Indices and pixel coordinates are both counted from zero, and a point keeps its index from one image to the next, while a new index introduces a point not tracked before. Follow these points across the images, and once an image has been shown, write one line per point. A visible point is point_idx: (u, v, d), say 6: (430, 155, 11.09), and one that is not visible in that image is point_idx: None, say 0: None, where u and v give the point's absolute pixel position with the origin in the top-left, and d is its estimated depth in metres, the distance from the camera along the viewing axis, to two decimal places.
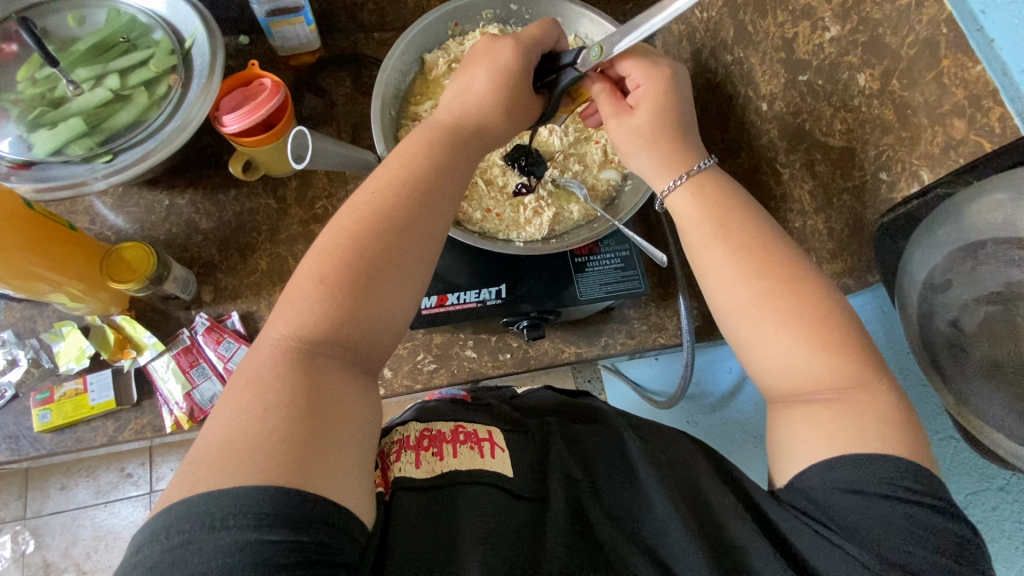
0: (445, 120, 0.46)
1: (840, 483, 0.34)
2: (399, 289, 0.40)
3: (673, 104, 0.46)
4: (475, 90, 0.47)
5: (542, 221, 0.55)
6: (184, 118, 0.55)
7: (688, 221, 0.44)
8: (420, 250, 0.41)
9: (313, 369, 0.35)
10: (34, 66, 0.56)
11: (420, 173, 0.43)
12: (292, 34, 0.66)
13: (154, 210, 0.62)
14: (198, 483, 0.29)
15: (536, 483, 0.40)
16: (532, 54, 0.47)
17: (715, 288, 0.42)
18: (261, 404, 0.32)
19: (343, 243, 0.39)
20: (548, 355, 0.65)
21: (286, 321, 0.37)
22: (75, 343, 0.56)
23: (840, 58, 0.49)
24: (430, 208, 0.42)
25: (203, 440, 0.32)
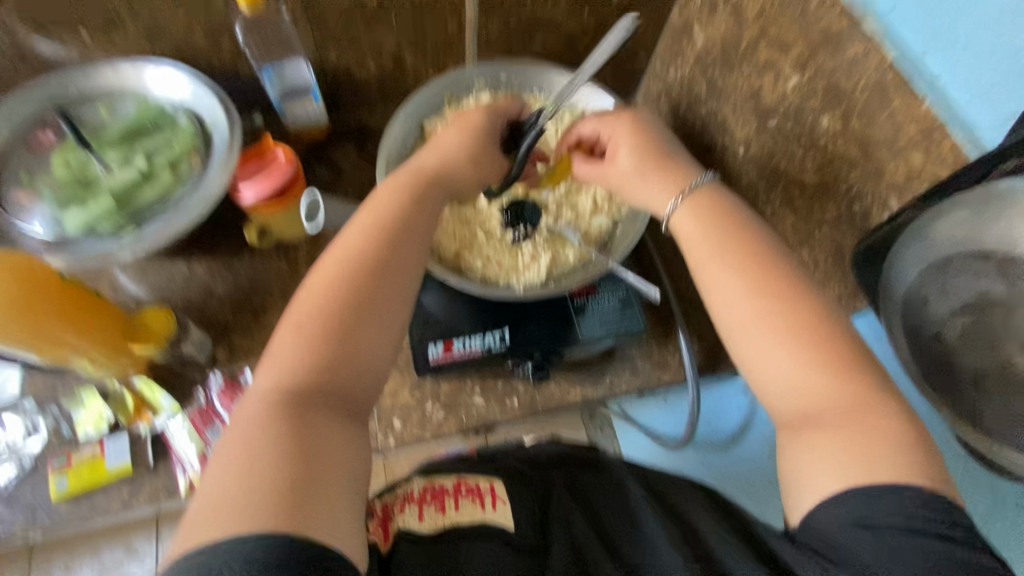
0: (415, 168, 0.51)
1: (852, 518, 0.34)
2: (377, 327, 0.42)
3: (648, 143, 0.51)
4: (448, 144, 0.52)
5: (540, 266, 0.58)
6: (205, 193, 0.60)
7: (692, 237, 0.46)
8: (395, 290, 0.44)
9: (298, 416, 0.37)
10: (68, 150, 0.61)
11: (391, 223, 0.46)
12: (302, 112, 0.72)
13: (172, 277, 0.65)
14: (196, 537, 0.31)
15: (535, 532, 0.41)
16: (498, 120, 0.55)
17: (724, 309, 0.43)
18: (248, 456, 0.34)
19: (319, 293, 0.42)
20: (555, 399, 0.66)
21: (270, 373, 0.39)
22: (94, 410, 0.58)
23: (803, 103, 0.54)
24: (401, 253, 0.45)
25: (198, 496, 0.34)
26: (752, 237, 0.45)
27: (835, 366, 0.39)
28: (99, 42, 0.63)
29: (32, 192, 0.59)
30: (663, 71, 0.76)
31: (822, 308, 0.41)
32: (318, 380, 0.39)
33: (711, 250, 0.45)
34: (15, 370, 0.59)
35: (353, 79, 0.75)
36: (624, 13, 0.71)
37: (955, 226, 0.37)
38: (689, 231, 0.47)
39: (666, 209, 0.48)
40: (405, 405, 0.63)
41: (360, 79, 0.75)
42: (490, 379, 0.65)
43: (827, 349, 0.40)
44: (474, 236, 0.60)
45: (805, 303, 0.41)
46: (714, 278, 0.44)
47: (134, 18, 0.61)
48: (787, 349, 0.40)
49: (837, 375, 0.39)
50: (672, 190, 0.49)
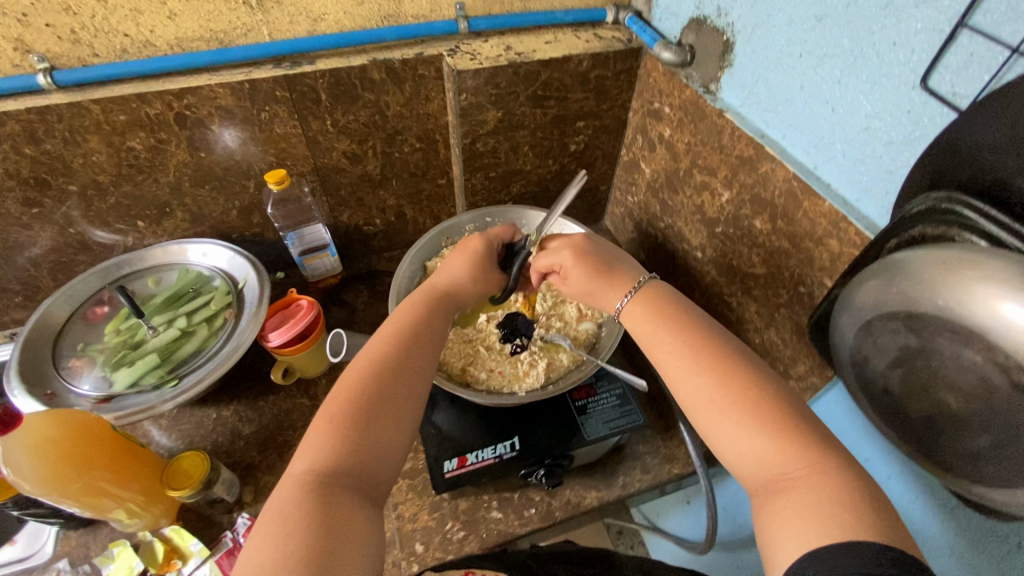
0: (431, 287, 0.62)
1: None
2: (394, 418, 0.49)
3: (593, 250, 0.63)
4: (455, 267, 0.63)
5: (538, 371, 0.64)
6: (237, 341, 0.68)
7: (644, 328, 0.57)
8: (410, 389, 0.52)
9: (325, 495, 0.43)
10: (121, 319, 0.71)
11: (407, 333, 0.56)
12: (320, 265, 0.84)
13: (202, 424, 0.70)
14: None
15: None
16: (496, 242, 0.66)
17: (687, 391, 0.50)
18: (284, 531, 0.41)
19: (347, 388, 0.50)
20: (571, 504, 0.67)
21: (305, 458, 0.46)
22: (125, 562, 0.59)
23: (738, 211, 0.65)
24: (415, 357, 0.54)
25: (240, 567, 0.39)
26: (694, 326, 0.54)
27: (779, 426, 0.45)
28: (152, 229, 0.76)
29: (87, 358, 0.67)
30: (623, 197, 0.90)
31: (762, 379, 0.48)
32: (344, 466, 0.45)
33: (660, 335, 0.55)
34: (53, 529, 0.62)
35: (363, 233, 0.88)
36: (581, 158, 0.86)
37: (867, 294, 0.43)
38: (641, 317, 0.57)
39: (618, 306, 0.59)
40: (426, 526, 0.65)
41: (369, 233, 0.89)
42: (506, 491, 0.68)
43: (772, 411, 0.46)
44: (476, 352, 0.67)
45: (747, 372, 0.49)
46: (667, 360, 0.53)
47: (183, 207, 0.75)
48: (730, 419, 0.47)
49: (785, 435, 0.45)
50: (622, 291, 0.60)
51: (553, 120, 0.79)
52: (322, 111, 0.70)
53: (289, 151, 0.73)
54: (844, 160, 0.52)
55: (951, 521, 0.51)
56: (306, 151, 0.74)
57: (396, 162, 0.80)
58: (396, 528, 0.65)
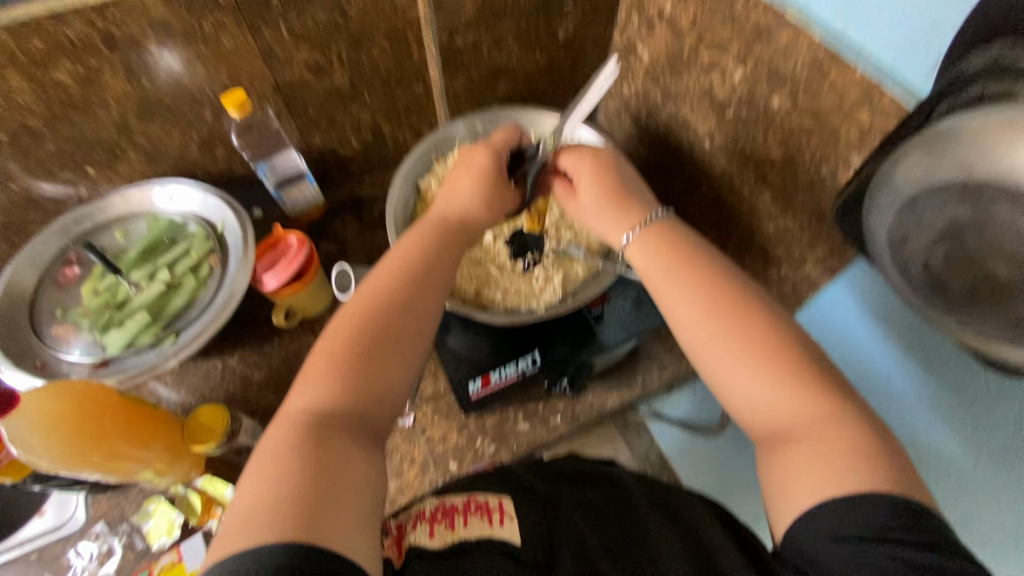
0: (431, 216, 0.57)
1: (828, 532, 0.38)
2: (396, 360, 0.47)
3: (607, 171, 0.57)
4: (458, 186, 0.58)
5: (554, 286, 0.63)
6: (231, 288, 0.64)
7: (645, 266, 0.53)
8: (412, 328, 0.49)
9: (322, 437, 0.41)
10: (96, 278, 0.65)
11: (406, 264, 0.52)
12: (300, 196, 0.78)
13: (210, 375, 0.68)
14: (229, 545, 0.35)
15: (542, 549, 0.44)
16: (503, 153, 0.59)
17: (695, 336, 0.49)
18: (278, 471, 0.38)
19: (346, 326, 0.47)
20: (594, 409, 0.69)
21: (302, 396, 0.44)
22: (164, 517, 0.60)
23: (753, 91, 0.60)
24: (414, 290, 0.50)
25: (233, 509, 0.37)
26: (706, 266, 0.51)
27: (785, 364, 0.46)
28: (105, 174, 0.67)
29: (70, 324, 0.62)
30: (618, 88, 0.83)
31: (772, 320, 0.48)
32: (344, 409, 0.44)
33: (666, 276, 0.51)
34: (80, 495, 0.61)
35: (340, 156, 0.81)
36: (571, 46, 0.77)
37: (911, 168, 0.41)
38: (642, 261, 0.54)
39: (623, 243, 0.55)
40: (457, 446, 0.66)
41: (346, 156, 0.81)
42: (530, 403, 0.68)
43: (792, 359, 0.46)
44: (488, 273, 0.64)
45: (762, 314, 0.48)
46: (676, 299, 0.50)
47: (135, 145, 0.66)
48: (746, 366, 0.46)
49: (802, 385, 0.45)
50: (629, 225, 0.55)
51: (538, 4, 0.70)
52: (274, 14, 0.60)
53: (243, 68, 0.64)
54: (885, 15, 0.47)
55: (968, 385, 0.52)
56: (263, 66, 0.65)
57: (366, 71, 0.71)
58: (427, 452, 0.66)
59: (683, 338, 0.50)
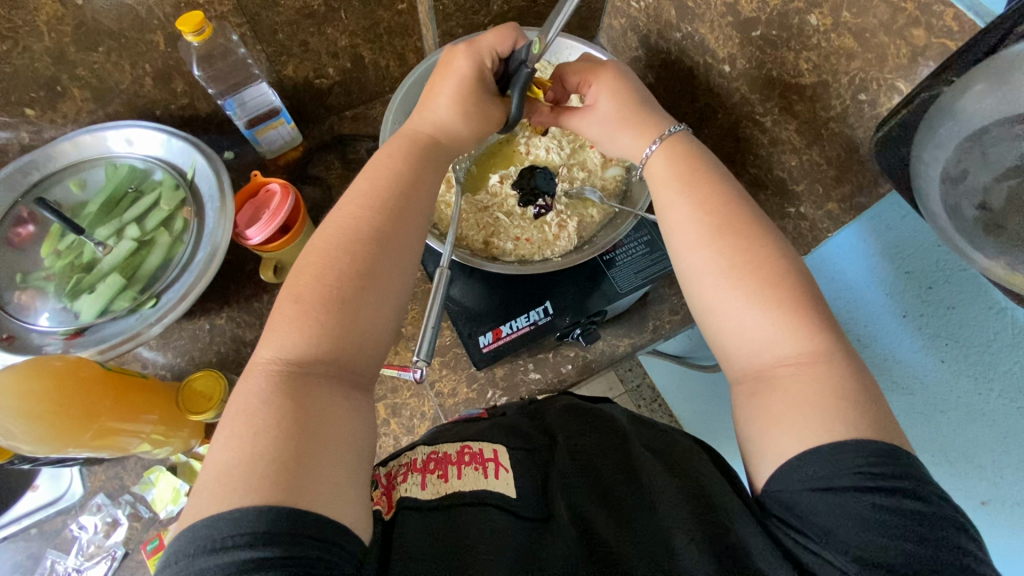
0: (420, 131, 0.52)
1: (809, 481, 0.36)
2: (375, 307, 0.43)
3: (626, 88, 0.53)
4: (440, 107, 0.52)
5: (569, 233, 0.58)
6: (211, 244, 0.57)
7: (660, 177, 0.50)
8: (393, 271, 0.44)
9: (299, 389, 0.37)
10: (55, 238, 0.58)
11: (390, 198, 0.47)
12: (276, 136, 0.69)
13: (197, 337, 0.64)
14: (204, 506, 0.32)
15: (541, 503, 0.41)
16: (490, 60, 0.51)
17: (689, 261, 0.46)
18: (251, 430, 0.35)
19: (315, 264, 0.42)
20: (606, 355, 0.66)
21: (270, 345, 0.40)
22: (168, 485, 0.57)
23: (787, 6, 0.53)
24: (397, 226, 0.46)
25: (207, 467, 0.34)
26: (705, 183, 0.48)
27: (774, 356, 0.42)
28: (48, 116, 0.59)
29: (34, 289, 0.56)
30: (625, 4, 0.75)
31: None
32: (320, 358, 0.39)
33: (679, 188, 0.48)
34: (74, 468, 0.58)
35: (316, 89, 0.72)
36: None
37: (977, 100, 0.38)
38: (661, 170, 0.50)
39: (644, 154, 0.52)
40: (467, 398, 0.64)
41: (322, 87, 0.72)
42: (540, 352, 0.66)
43: (810, 324, 0.41)
44: (496, 220, 0.59)
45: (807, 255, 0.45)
46: (674, 202, 0.48)
47: (78, 81, 0.57)
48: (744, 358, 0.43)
49: (819, 355, 0.40)
50: (650, 136, 0.52)
51: None
52: None
53: None
54: None
55: (990, 323, 0.51)
56: None
57: None
58: (437, 406, 0.64)
59: (687, 280, 0.47)
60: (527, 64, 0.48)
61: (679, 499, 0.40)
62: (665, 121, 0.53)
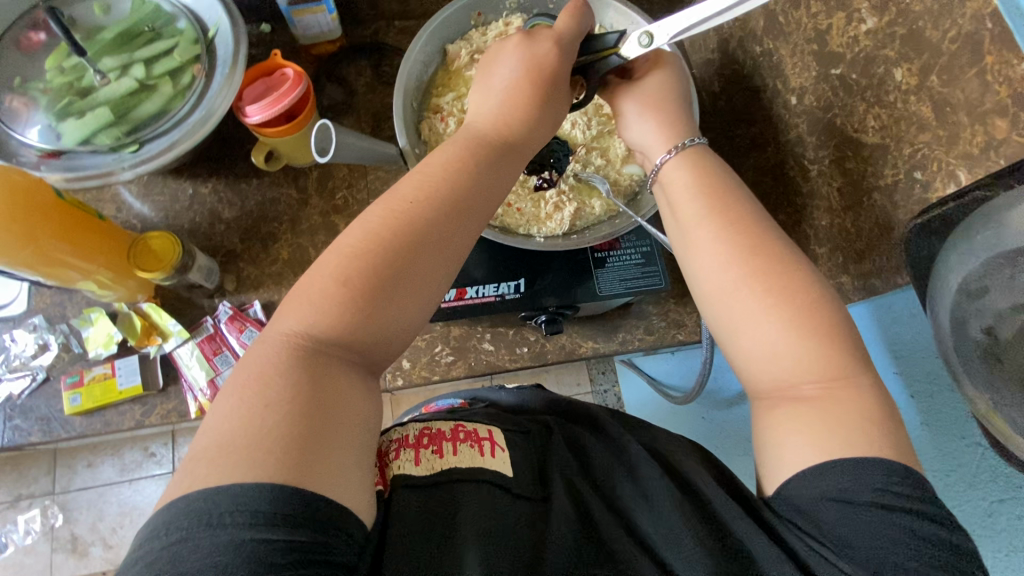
0: (484, 131, 0.44)
1: (831, 492, 0.34)
2: (415, 296, 0.38)
3: (670, 89, 0.50)
4: (509, 84, 0.45)
5: (563, 217, 0.54)
6: (208, 108, 0.56)
7: (680, 188, 0.46)
8: (447, 257, 0.40)
9: (321, 370, 0.34)
10: (62, 54, 0.56)
11: (469, 159, 0.42)
12: (313, 23, 0.66)
13: (178, 198, 0.63)
14: (198, 479, 0.29)
15: (536, 485, 0.41)
16: (574, 44, 0.46)
17: (733, 324, 0.41)
18: (262, 402, 0.32)
19: (367, 247, 0.37)
20: (564, 350, 0.64)
21: (297, 316, 0.36)
22: (103, 329, 0.58)
23: (877, 51, 0.48)
24: (469, 217, 0.41)
25: (205, 433, 0.31)
26: (748, 219, 0.43)
27: None
28: None
29: (28, 97, 0.55)
30: None
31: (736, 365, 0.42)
32: (349, 342, 0.36)
33: (705, 206, 0.44)
34: (24, 284, 0.59)
35: None
36: None
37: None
38: (677, 180, 0.47)
39: (658, 161, 0.48)
40: (414, 345, 0.63)
41: None
42: (501, 326, 0.64)
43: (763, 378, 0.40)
44: None
45: (814, 314, 0.39)
46: (699, 240, 0.44)
47: None
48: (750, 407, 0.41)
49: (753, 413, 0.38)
50: (668, 144, 0.48)
51: None
52: None
53: None
54: None
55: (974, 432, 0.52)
56: None
57: None
58: None
59: (732, 356, 0.42)
60: (618, 49, 0.45)
61: (669, 501, 0.40)
62: (687, 129, 0.49)
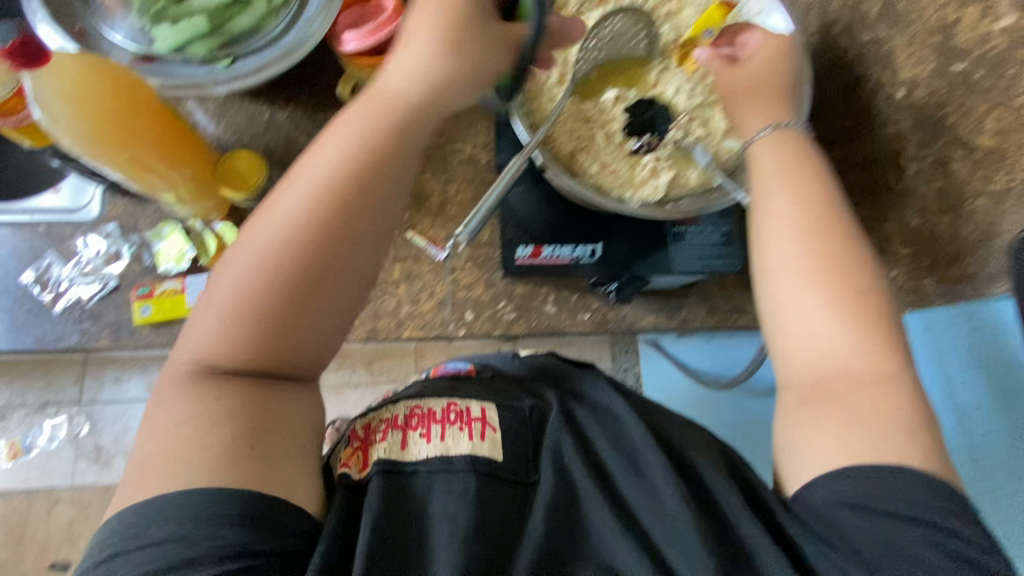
0: (388, 100, 0.43)
1: (844, 495, 0.37)
2: (337, 309, 0.40)
3: (779, 67, 0.50)
4: (400, 70, 0.43)
5: (658, 183, 0.52)
6: (304, 32, 0.54)
7: (766, 166, 0.47)
8: (362, 257, 0.40)
9: (215, 386, 0.37)
10: None
11: (356, 166, 0.40)
12: None
13: (253, 121, 0.62)
14: (143, 490, 0.34)
15: (529, 467, 0.44)
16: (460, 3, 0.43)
17: (797, 312, 0.42)
18: (168, 422, 0.36)
19: (272, 260, 0.38)
20: (625, 322, 0.64)
21: (194, 345, 0.38)
22: (175, 245, 0.58)
23: (1013, 51, 0.51)
24: (373, 231, 0.41)
25: (147, 442, 0.36)
26: (827, 208, 0.44)
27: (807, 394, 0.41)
28: None
29: None
30: None
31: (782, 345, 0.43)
32: (290, 302, 0.38)
33: (782, 182, 0.45)
34: (99, 190, 0.58)
35: None
36: None
37: None
38: (767, 161, 0.47)
39: (753, 135, 0.49)
40: (477, 299, 0.63)
41: None
42: (566, 290, 0.63)
43: (841, 365, 0.40)
44: (591, 138, 0.54)
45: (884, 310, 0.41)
46: (769, 224, 0.45)
47: None
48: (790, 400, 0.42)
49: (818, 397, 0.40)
50: (767, 121, 0.49)
51: None
52: None
53: None
54: None
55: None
56: None
57: None
58: (449, 291, 0.63)
59: (773, 343, 0.44)
60: None
61: (670, 492, 0.42)
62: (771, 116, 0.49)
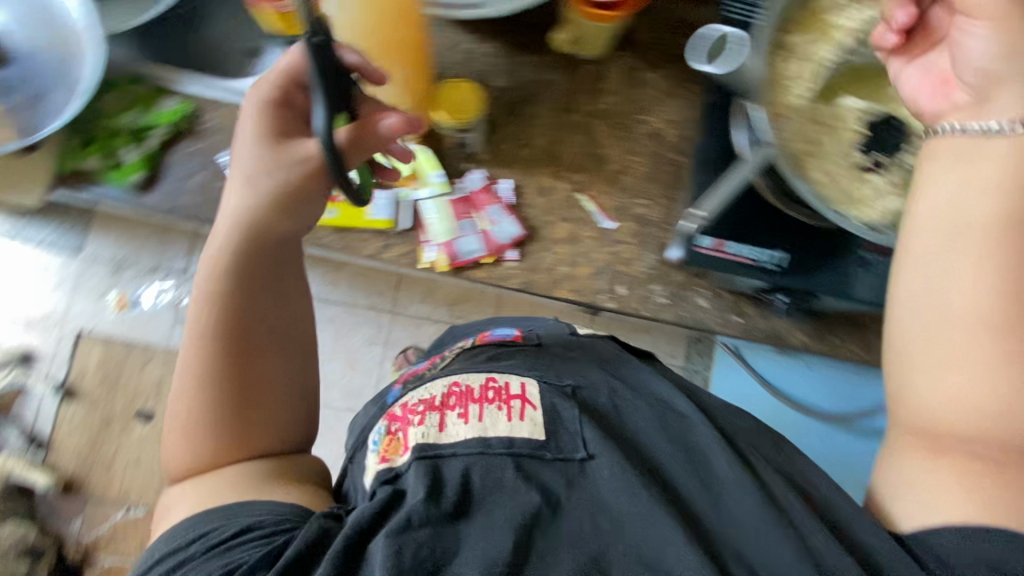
0: (260, 222, 0.41)
1: (986, 557, 0.33)
2: (277, 379, 0.42)
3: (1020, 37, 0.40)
4: (233, 195, 0.42)
5: (887, 206, 0.50)
6: None
7: (958, 159, 0.41)
8: (286, 357, 0.42)
9: (196, 461, 0.39)
10: None
11: (252, 249, 0.41)
12: None
13: (456, 50, 0.64)
14: (186, 512, 0.38)
15: (570, 445, 0.41)
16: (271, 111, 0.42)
17: (952, 342, 0.37)
18: (184, 494, 0.39)
19: (191, 371, 0.40)
20: (775, 335, 0.61)
21: (168, 441, 0.41)
22: None
23: None
24: (288, 305, 0.43)
25: (171, 510, 0.40)
26: (1014, 215, 0.38)
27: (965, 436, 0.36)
28: None
29: None
30: None
31: (920, 380, 0.38)
32: (213, 407, 0.39)
33: (964, 180, 0.40)
34: None
35: None
36: None
37: None
38: (944, 157, 0.41)
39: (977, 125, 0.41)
40: (633, 276, 0.62)
41: None
42: (722, 288, 0.62)
43: (982, 402, 0.36)
44: (822, 143, 0.53)
45: None
46: (932, 218, 0.40)
47: None
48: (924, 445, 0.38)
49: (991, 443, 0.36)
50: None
51: None
52: None
53: None
54: None
55: None
56: None
57: None
58: (607, 261, 0.62)
59: (902, 379, 0.40)
60: None
61: (768, 500, 0.37)
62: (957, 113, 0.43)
